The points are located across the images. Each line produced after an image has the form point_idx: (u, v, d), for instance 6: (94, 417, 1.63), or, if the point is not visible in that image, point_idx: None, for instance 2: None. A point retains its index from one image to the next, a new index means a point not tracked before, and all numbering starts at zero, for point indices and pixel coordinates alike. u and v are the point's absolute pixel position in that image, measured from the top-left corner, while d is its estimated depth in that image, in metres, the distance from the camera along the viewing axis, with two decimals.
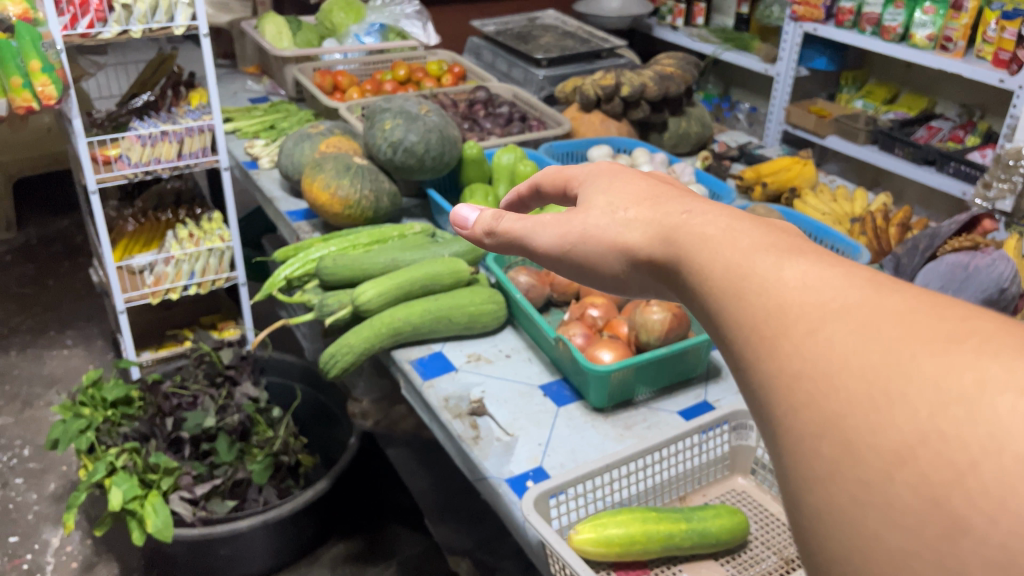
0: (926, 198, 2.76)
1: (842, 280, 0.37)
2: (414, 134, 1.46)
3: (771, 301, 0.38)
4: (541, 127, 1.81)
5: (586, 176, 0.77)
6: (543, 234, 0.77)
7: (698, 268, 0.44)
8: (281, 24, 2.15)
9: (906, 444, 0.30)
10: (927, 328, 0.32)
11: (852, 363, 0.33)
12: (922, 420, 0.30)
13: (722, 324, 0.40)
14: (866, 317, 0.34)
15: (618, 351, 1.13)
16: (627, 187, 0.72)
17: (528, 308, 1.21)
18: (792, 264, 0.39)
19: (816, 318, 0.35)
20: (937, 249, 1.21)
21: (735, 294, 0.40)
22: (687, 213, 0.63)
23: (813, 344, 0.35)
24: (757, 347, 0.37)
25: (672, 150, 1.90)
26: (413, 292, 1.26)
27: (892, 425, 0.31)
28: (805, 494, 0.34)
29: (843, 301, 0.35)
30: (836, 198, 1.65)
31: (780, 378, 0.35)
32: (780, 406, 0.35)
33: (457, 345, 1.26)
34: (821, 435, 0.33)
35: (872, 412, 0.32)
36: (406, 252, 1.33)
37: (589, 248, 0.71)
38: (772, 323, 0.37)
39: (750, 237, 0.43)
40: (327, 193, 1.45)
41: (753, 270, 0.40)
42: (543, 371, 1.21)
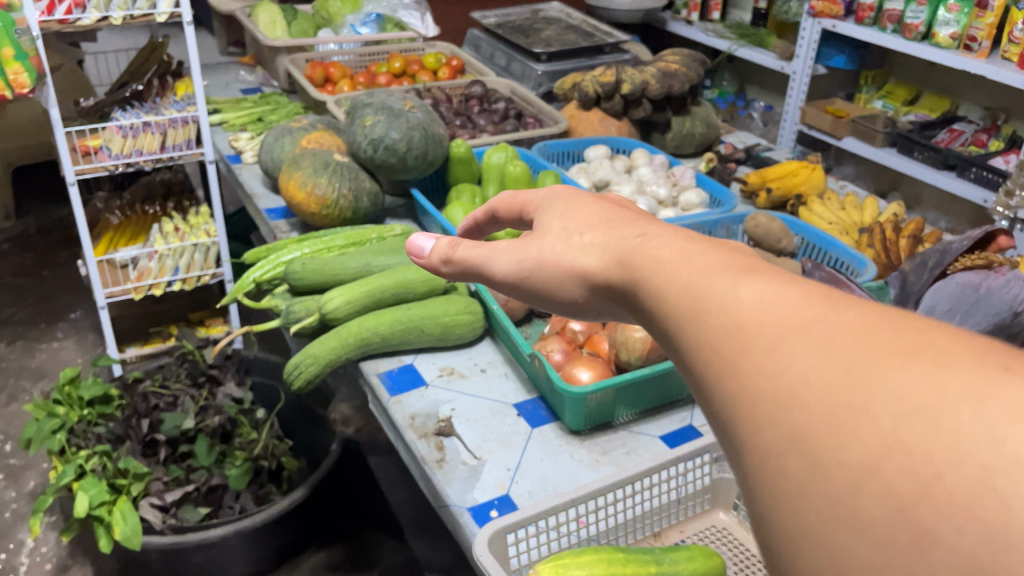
0: (946, 204, 2.67)
1: (797, 295, 0.37)
2: (396, 132, 1.38)
3: (727, 318, 0.38)
4: (537, 125, 1.73)
5: (542, 201, 0.69)
6: (495, 260, 0.69)
7: (656, 291, 0.44)
8: (275, 12, 2.09)
9: (871, 457, 0.30)
10: (886, 341, 0.32)
11: (814, 377, 0.32)
12: (887, 432, 0.30)
13: (684, 344, 0.40)
14: (823, 330, 0.34)
15: (597, 370, 1.05)
16: (583, 211, 0.64)
17: (504, 320, 1.14)
18: (746, 280, 0.39)
19: (775, 332, 0.35)
20: (947, 266, 1.12)
21: (693, 315, 0.40)
22: (642, 236, 0.57)
23: (774, 359, 0.34)
24: (719, 364, 0.37)
25: (675, 151, 1.82)
26: (385, 300, 1.18)
27: (854, 440, 0.30)
28: (774, 514, 0.33)
29: (801, 315, 0.35)
30: (844, 206, 1.56)
31: (741, 396, 0.35)
32: (744, 423, 0.35)
33: (430, 357, 1.18)
34: (785, 452, 0.32)
35: (834, 426, 0.31)
36: (380, 256, 1.25)
37: (546, 274, 0.63)
38: (729, 343, 0.37)
39: (707, 258, 0.43)
40: (303, 192, 1.38)
41: (710, 289, 0.40)
42: (519, 388, 1.13)
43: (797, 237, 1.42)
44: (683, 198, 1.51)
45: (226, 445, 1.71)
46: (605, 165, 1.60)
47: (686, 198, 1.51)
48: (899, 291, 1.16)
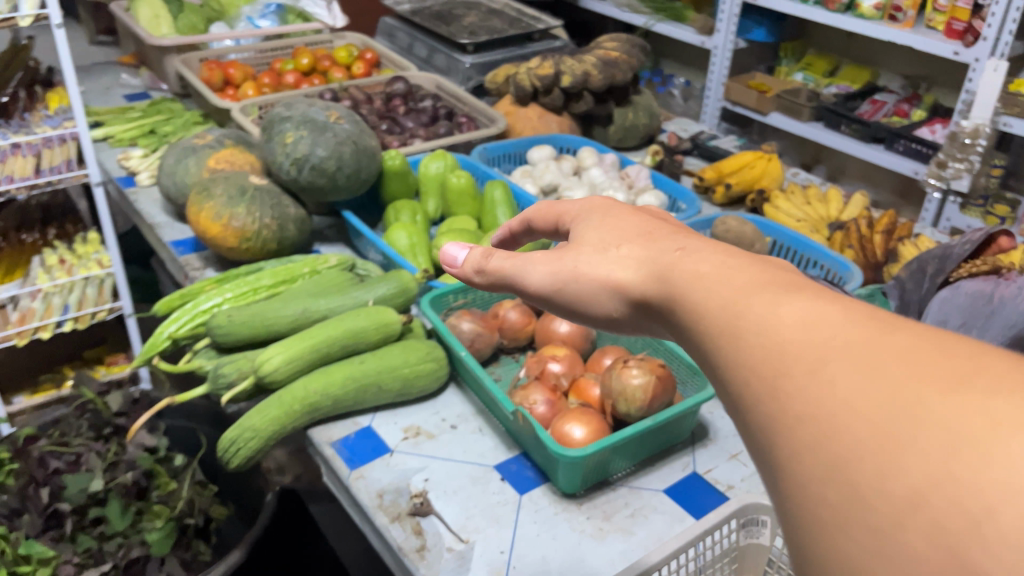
0: (870, 174, 2.62)
1: (839, 314, 0.38)
2: (323, 149, 1.20)
3: (768, 339, 0.38)
4: (472, 125, 1.58)
5: (581, 213, 0.60)
6: (527, 269, 0.59)
7: (692, 306, 0.44)
8: (158, 5, 1.84)
9: (916, 488, 0.31)
10: (933, 368, 0.33)
11: (860, 405, 0.33)
12: (932, 463, 0.31)
13: (723, 364, 0.41)
14: (869, 355, 0.35)
15: (592, 425, 0.91)
16: (618, 223, 0.55)
17: (475, 369, 0.99)
18: (788, 299, 0.39)
19: (817, 356, 0.36)
20: (949, 274, 1.04)
21: (729, 334, 0.41)
22: (682, 249, 0.48)
23: (817, 386, 0.35)
24: (760, 386, 0.38)
25: (618, 144, 1.70)
26: (333, 353, 1.01)
27: (899, 468, 0.32)
28: (814, 538, 0.34)
29: (844, 338, 0.36)
30: (808, 199, 1.47)
31: (782, 420, 0.36)
32: (783, 447, 0.36)
33: (389, 415, 1.02)
34: (827, 479, 0.34)
35: (880, 457, 0.32)
36: (320, 299, 1.08)
37: (581, 288, 0.54)
38: (769, 364, 0.37)
39: (744, 274, 0.43)
40: (219, 225, 1.18)
41: (747, 306, 0.40)
42: (498, 446, 0.99)
43: (769, 238, 1.32)
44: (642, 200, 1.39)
45: (143, 500, 1.35)
46: (551, 167, 1.47)
47: (644, 199, 1.39)
48: (899, 303, 1.07)
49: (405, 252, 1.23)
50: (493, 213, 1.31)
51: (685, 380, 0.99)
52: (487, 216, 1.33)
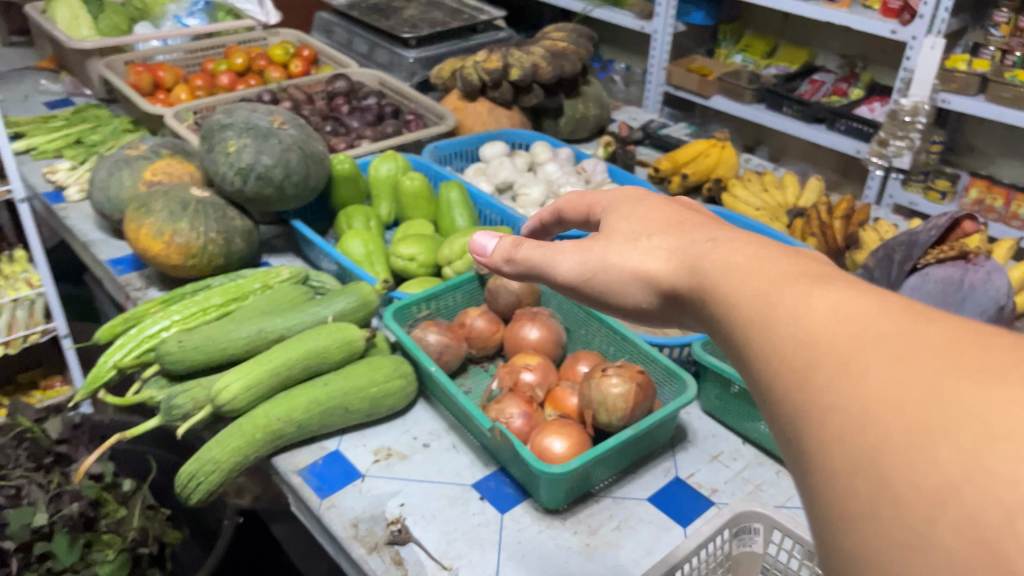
0: (810, 153, 2.62)
1: (874, 306, 0.36)
2: (268, 156, 1.14)
3: (799, 330, 0.37)
4: (420, 123, 1.53)
5: (610, 205, 0.64)
6: (559, 259, 0.63)
7: (723, 298, 0.44)
8: (77, 6, 1.73)
9: (950, 481, 0.29)
10: (971, 357, 0.31)
11: (892, 395, 0.32)
12: (969, 455, 0.29)
13: (751, 354, 0.39)
14: (904, 345, 0.33)
15: (572, 437, 0.88)
16: (651, 215, 0.58)
17: (446, 384, 0.94)
18: (822, 289, 0.38)
19: (849, 346, 0.34)
20: (917, 261, 1.02)
21: (761, 325, 0.39)
22: (714, 241, 0.50)
23: (846, 376, 0.34)
24: (787, 375, 0.36)
25: (570, 136, 1.67)
26: (294, 376, 0.95)
27: (932, 459, 0.30)
28: (838, 536, 0.32)
29: (878, 329, 0.34)
30: (764, 186, 1.46)
31: (810, 411, 0.34)
32: (809, 441, 0.34)
33: (358, 436, 0.98)
34: (854, 472, 0.32)
35: (912, 448, 0.30)
36: (275, 318, 1.02)
37: (611, 277, 0.57)
38: (799, 355, 0.36)
39: (777, 266, 0.43)
40: (160, 242, 1.11)
41: (781, 297, 0.39)
42: (474, 463, 0.95)
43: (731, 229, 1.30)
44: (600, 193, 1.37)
45: (89, 530, 1.12)
46: (505, 164, 1.44)
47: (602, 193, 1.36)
48: None
49: (361, 261, 1.18)
50: (449, 216, 1.26)
51: (662, 382, 0.97)
52: (443, 218, 1.27)
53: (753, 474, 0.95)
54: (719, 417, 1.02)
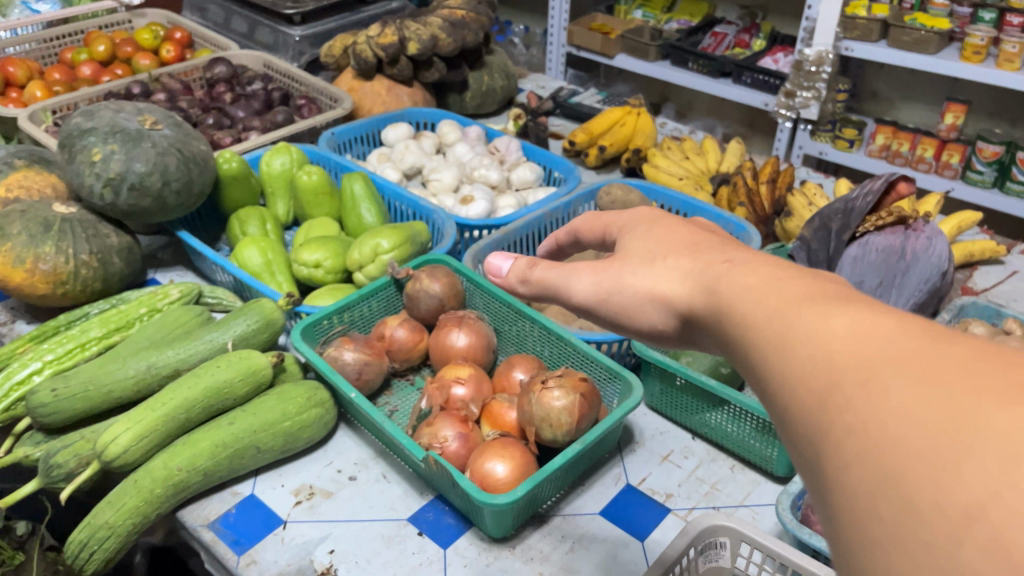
0: (716, 108, 2.56)
1: (895, 326, 0.33)
2: (141, 163, 1.00)
3: (816, 351, 0.34)
4: (314, 109, 1.40)
5: (627, 224, 0.61)
6: (573, 281, 0.61)
7: (739, 319, 0.41)
8: None
9: (976, 500, 0.26)
10: (998, 374, 0.28)
11: (912, 415, 0.29)
12: (993, 475, 0.26)
13: (771, 377, 0.36)
14: (924, 364, 0.30)
15: (515, 458, 0.80)
16: (664, 237, 0.55)
17: (368, 409, 0.84)
18: (838, 310, 0.35)
19: (867, 366, 0.31)
20: (855, 229, 0.97)
21: (777, 345, 0.37)
22: (729, 261, 0.47)
23: (865, 397, 0.31)
24: (809, 397, 0.33)
25: (477, 111, 1.58)
26: (194, 418, 0.84)
27: (957, 478, 0.26)
28: (857, 557, 0.29)
29: (899, 349, 0.31)
30: (685, 153, 1.40)
31: (827, 433, 0.31)
32: (827, 464, 0.31)
33: (273, 475, 0.87)
34: (872, 493, 0.29)
35: (935, 468, 0.27)
36: (167, 349, 0.90)
37: (627, 299, 0.55)
38: (819, 379, 0.33)
39: (794, 283, 0.39)
40: (21, 271, 0.97)
41: (797, 318, 0.36)
42: (408, 493, 0.86)
43: (656, 203, 1.24)
44: (516, 176, 1.29)
45: None
46: (412, 148, 1.34)
47: (519, 176, 1.28)
48: (808, 264, 1.00)
49: (260, 272, 1.06)
50: (355, 212, 1.15)
51: (604, 383, 0.90)
52: (349, 215, 1.16)
53: (708, 473, 0.89)
54: (665, 411, 0.96)
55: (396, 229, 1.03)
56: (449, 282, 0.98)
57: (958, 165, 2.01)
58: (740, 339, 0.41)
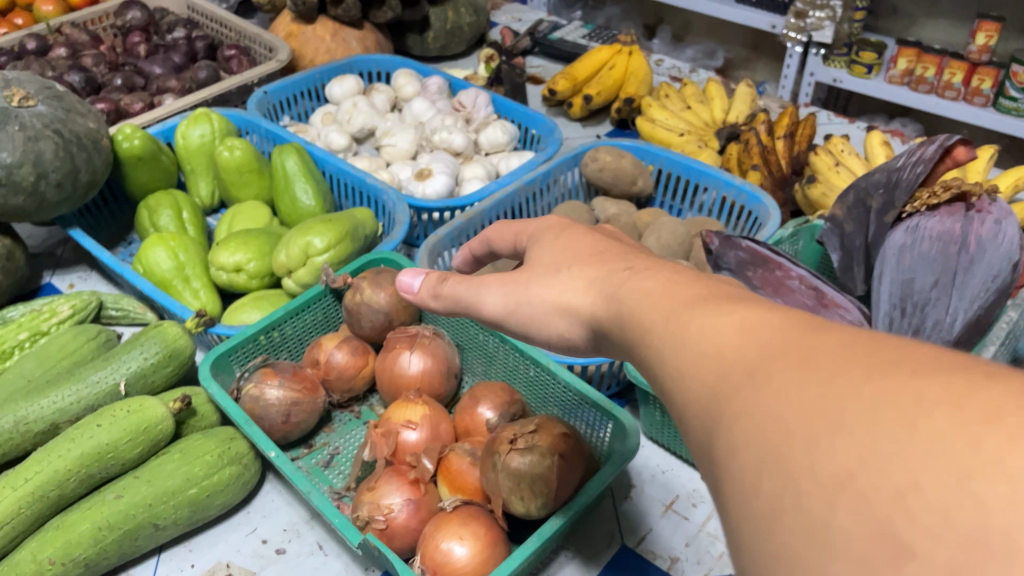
0: (717, 30, 2.24)
1: (778, 315, 0.28)
2: (5, 152, 0.80)
3: (700, 347, 0.29)
4: (246, 61, 1.18)
5: (536, 235, 0.48)
6: (483, 293, 0.47)
7: (633, 318, 0.34)
8: None
9: (845, 466, 0.21)
10: (867, 350, 0.24)
11: (786, 391, 0.24)
12: (863, 442, 0.21)
13: (666, 380, 0.30)
14: (803, 348, 0.25)
15: (478, 535, 0.62)
16: (574, 243, 0.44)
17: (291, 473, 0.66)
18: (728, 306, 0.30)
19: (752, 358, 0.26)
20: (901, 209, 0.78)
21: (670, 342, 0.31)
22: (631, 268, 0.38)
23: (747, 382, 0.25)
24: (700, 386, 0.28)
25: (442, 52, 1.36)
26: (70, 492, 0.66)
27: (827, 446, 0.22)
28: (739, 540, 0.24)
29: (782, 338, 0.26)
30: (686, 100, 1.20)
31: (713, 417, 0.26)
32: (716, 449, 0.26)
33: (181, 551, 0.70)
34: (756, 470, 0.23)
35: (807, 433, 0.23)
36: (41, 395, 0.71)
37: (533, 313, 0.43)
38: (707, 377, 0.27)
39: (690, 286, 0.33)
40: None
41: (689, 318, 0.30)
42: (350, 567, 0.68)
43: (653, 167, 1.04)
44: (485, 137, 1.08)
45: None
46: (360, 105, 1.12)
47: (488, 136, 1.08)
48: (843, 256, 0.82)
49: (169, 280, 0.86)
50: (288, 194, 0.93)
51: (595, 424, 0.72)
52: (282, 196, 0.94)
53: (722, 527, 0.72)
54: (667, 443, 0.78)
55: (332, 223, 0.83)
56: (398, 291, 0.79)
57: (990, 91, 1.64)
58: (640, 345, 0.33)
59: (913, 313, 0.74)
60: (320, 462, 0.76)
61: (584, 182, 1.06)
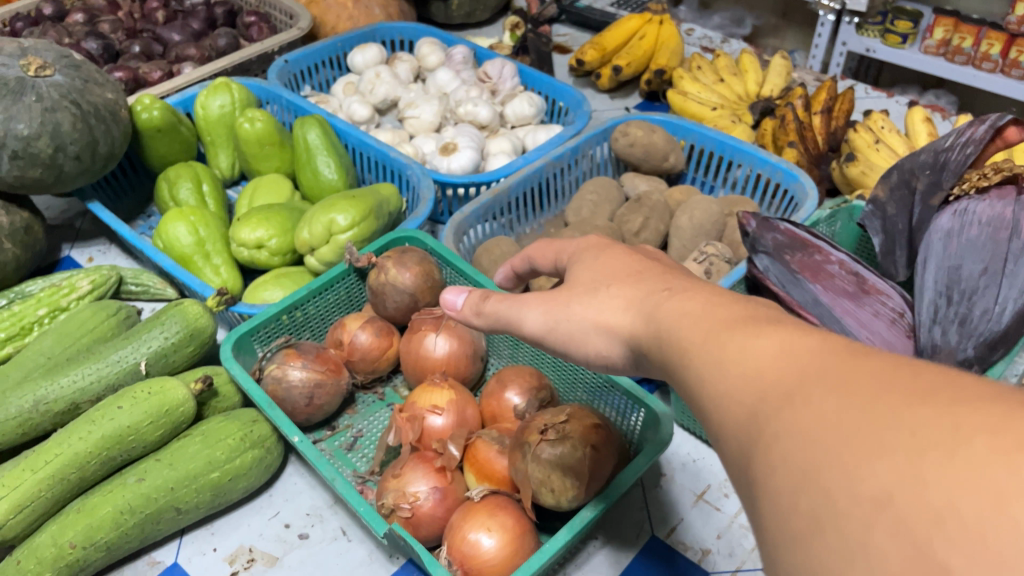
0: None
1: (814, 336, 0.27)
2: (22, 124, 0.78)
3: (735, 368, 0.28)
4: (266, 29, 1.15)
5: (574, 253, 0.46)
6: (523, 312, 0.45)
7: (666, 332, 0.34)
8: None
9: (884, 490, 0.21)
10: (905, 375, 0.23)
11: (824, 415, 0.24)
12: (902, 465, 0.21)
13: (710, 404, 0.29)
14: (841, 371, 0.25)
15: (507, 525, 0.61)
16: (613, 262, 0.42)
17: (314, 457, 0.64)
18: (763, 326, 0.29)
19: (789, 381, 0.26)
20: (949, 192, 0.76)
21: (705, 356, 0.30)
22: (670, 289, 0.37)
23: (784, 406, 0.25)
24: (746, 406, 0.27)
25: (465, 20, 1.32)
26: (91, 474, 0.65)
27: (867, 468, 0.22)
28: (778, 563, 0.24)
29: (821, 361, 0.25)
30: (718, 73, 1.16)
31: (752, 436, 0.26)
32: (755, 472, 0.25)
33: (203, 535, 0.69)
34: (796, 492, 0.23)
35: (845, 456, 0.22)
36: (61, 374, 0.70)
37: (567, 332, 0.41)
38: (745, 399, 0.27)
39: (725, 303, 0.33)
40: None
41: (724, 336, 0.30)
42: (375, 552, 0.67)
43: (685, 142, 1.00)
44: (512, 109, 1.05)
45: None
46: (384, 76, 1.09)
47: (515, 108, 1.05)
48: (884, 240, 0.78)
49: (189, 256, 0.84)
50: (310, 166, 0.91)
51: (625, 411, 0.70)
52: (303, 170, 0.92)
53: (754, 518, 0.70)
54: (695, 429, 0.76)
55: (356, 200, 0.81)
56: (424, 271, 0.77)
57: None
58: (684, 375, 0.32)
59: (961, 298, 0.70)
60: (343, 444, 0.75)
61: (613, 157, 1.03)
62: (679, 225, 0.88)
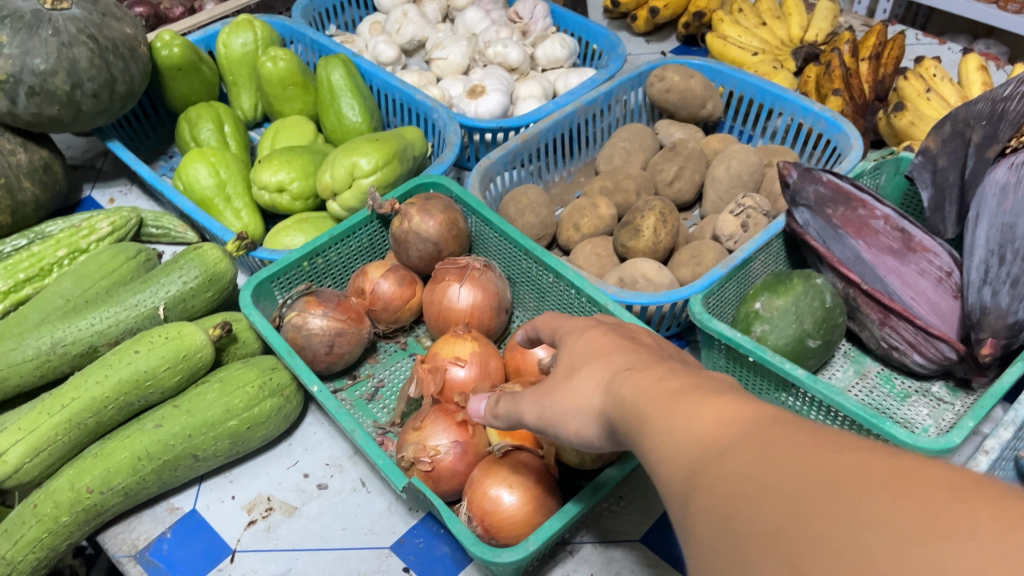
0: None
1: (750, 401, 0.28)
2: (38, 58, 0.76)
3: (672, 432, 0.29)
4: None
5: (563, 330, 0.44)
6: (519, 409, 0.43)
7: (622, 395, 0.34)
8: None
9: (779, 523, 0.22)
10: (814, 432, 0.25)
11: (741, 470, 0.25)
12: (791, 501, 0.23)
13: (657, 452, 0.30)
14: (764, 429, 0.26)
15: (526, 481, 0.59)
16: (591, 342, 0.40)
17: (332, 406, 0.62)
18: (699, 395, 0.30)
19: (717, 441, 0.27)
20: (1008, 141, 0.70)
21: (653, 411, 0.31)
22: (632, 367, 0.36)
23: (712, 462, 0.26)
24: (715, 437, 0.27)
25: None
26: (108, 419, 0.64)
27: (767, 506, 0.23)
28: None
29: (750, 420, 0.27)
30: (761, 14, 1.11)
31: (689, 484, 0.27)
32: (688, 520, 0.26)
33: (222, 482, 0.68)
34: (717, 534, 0.24)
35: (751, 497, 0.24)
36: (80, 315, 0.69)
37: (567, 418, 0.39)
38: (685, 460, 0.28)
39: (671, 372, 0.33)
40: None
41: (664, 402, 0.31)
42: (394, 505, 0.66)
43: (722, 88, 0.96)
44: (543, 50, 1.01)
45: None
46: (412, 13, 1.05)
47: (546, 50, 1.01)
48: (933, 194, 0.75)
49: (210, 198, 0.82)
50: (334, 109, 0.88)
51: None
52: (326, 112, 0.89)
53: None
54: None
55: (380, 143, 0.78)
56: (448, 219, 0.74)
57: None
58: (649, 467, 0.31)
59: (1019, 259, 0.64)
60: (364, 394, 0.73)
61: (647, 103, 0.99)
62: (716, 175, 0.84)
